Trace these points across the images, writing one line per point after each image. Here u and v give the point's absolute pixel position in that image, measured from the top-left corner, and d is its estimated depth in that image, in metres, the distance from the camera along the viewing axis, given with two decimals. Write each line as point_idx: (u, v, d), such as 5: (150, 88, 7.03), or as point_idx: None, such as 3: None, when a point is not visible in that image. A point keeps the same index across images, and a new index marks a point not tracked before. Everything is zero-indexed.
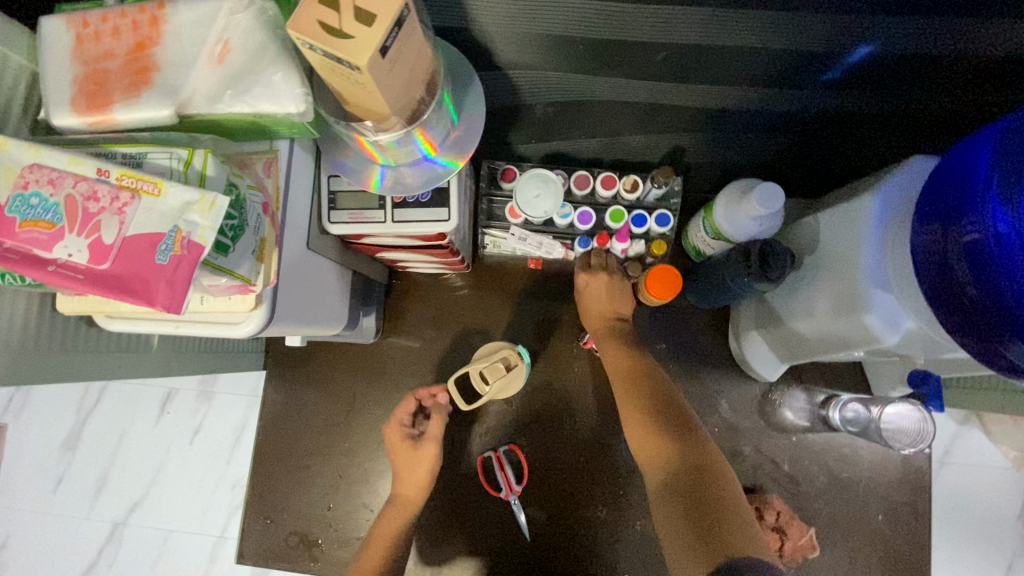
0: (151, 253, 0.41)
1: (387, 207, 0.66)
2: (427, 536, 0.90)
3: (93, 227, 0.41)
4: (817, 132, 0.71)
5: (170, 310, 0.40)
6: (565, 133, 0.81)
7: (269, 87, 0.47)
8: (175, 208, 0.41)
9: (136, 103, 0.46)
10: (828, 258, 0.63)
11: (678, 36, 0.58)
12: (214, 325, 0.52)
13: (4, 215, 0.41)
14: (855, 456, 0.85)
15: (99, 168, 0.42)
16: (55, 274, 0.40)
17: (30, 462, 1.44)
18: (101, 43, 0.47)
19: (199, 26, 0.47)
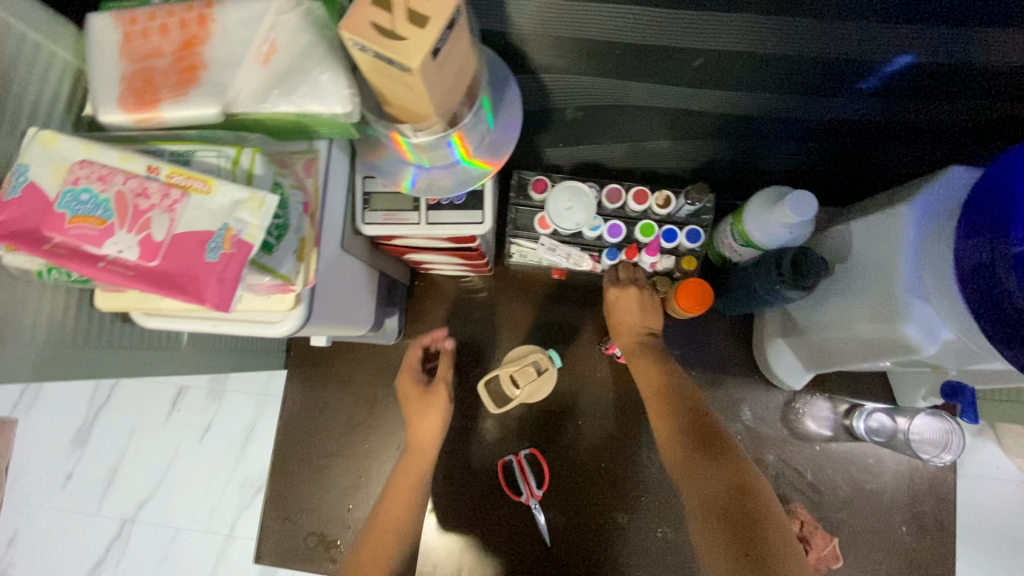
0: (200, 250, 0.41)
1: (421, 210, 0.66)
2: (447, 539, 0.90)
3: (143, 223, 0.41)
4: (847, 141, 0.71)
5: (220, 309, 0.40)
6: (592, 138, 0.81)
7: (316, 87, 0.47)
8: (225, 206, 0.41)
9: (183, 102, 0.46)
10: (861, 267, 0.63)
11: (717, 43, 0.58)
12: (253, 324, 0.53)
13: (54, 210, 0.41)
14: (879, 466, 0.84)
15: (149, 165, 0.43)
16: (105, 270, 0.40)
17: (41, 457, 1.45)
18: (148, 41, 0.47)
19: (247, 25, 0.47)
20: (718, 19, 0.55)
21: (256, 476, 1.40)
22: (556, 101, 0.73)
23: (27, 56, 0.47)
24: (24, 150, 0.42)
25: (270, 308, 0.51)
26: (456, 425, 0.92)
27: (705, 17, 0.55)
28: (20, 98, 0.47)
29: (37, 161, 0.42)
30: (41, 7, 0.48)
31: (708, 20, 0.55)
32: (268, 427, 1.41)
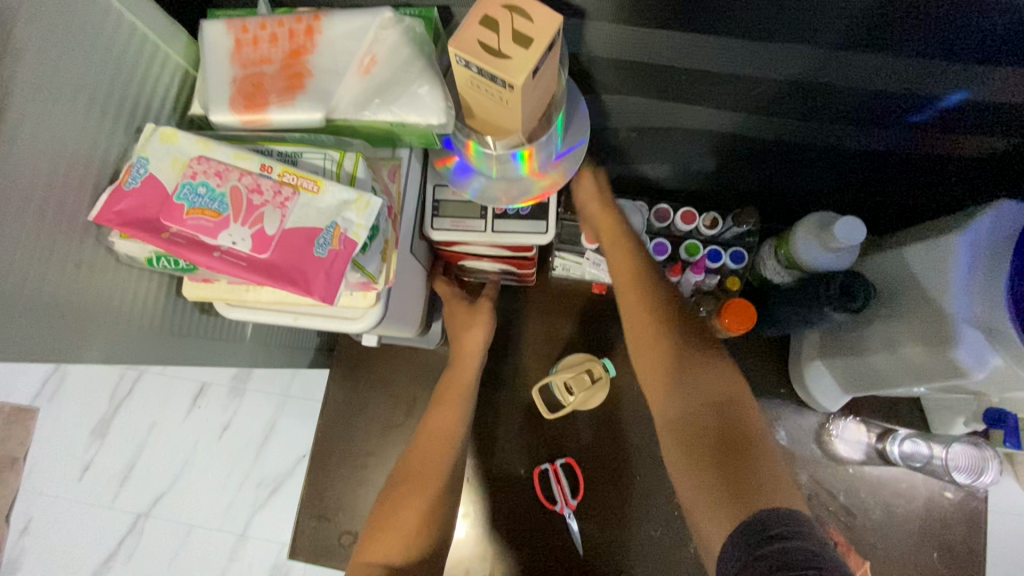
0: (310, 245, 0.43)
1: (487, 218, 0.68)
2: (479, 545, 0.90)
3: (256, 218, 0.44)
4: (891, 169, 0.73)
5: (326, 301, 0.43)
6: (641, 158, 0.84)
7: (414, 98, 0.50)
8: (333, 206, 0.44)
9: (290, 106, 0.49)
10: (909, 296, 0.66)
11: (778, 72, 0.59)
12: (332, 318, 0.55)
13: (173, 201, 0.44)
14: (912, 491, 0.85)
15: (261, 163, 0.45)
16: (219, 260, 0.43)
17: (61, 447, 1.47)
18: (258, 49, 0.51)
19: (351, 39, 0.51)
20: (790, 50, 0.56)
21: (272, 476, 1.40)
22: (612, 122, 0.76)
23: (145, 57, 0.51)
24: (145, 144, 0.45)
25: (351, 304, 0.54)
26: (492, 430, 0.94)
27: (769, 51, 0.56)
28: (135, 96, 0.50)
29: (157, 155, 0.45)
30: (160, 13, 0.52)
31: (778, 50, 0.56)
32: (287, 428, 1.42)
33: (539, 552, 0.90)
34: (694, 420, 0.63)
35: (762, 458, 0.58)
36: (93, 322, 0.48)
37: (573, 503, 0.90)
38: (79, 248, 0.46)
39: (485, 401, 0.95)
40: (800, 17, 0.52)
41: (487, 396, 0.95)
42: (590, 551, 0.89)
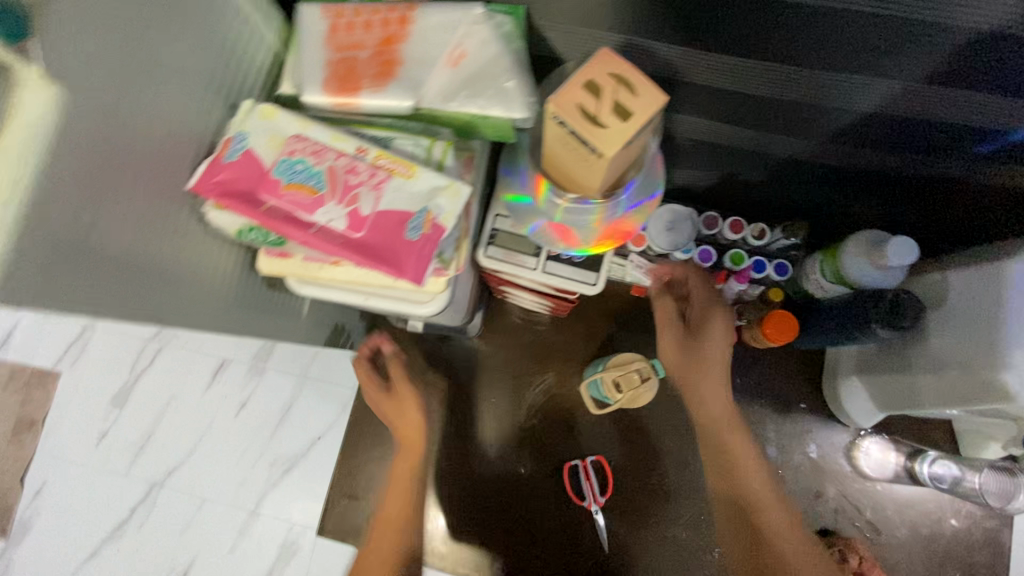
0: (402, 228, 0.46)
1: (540, 257, 0.67)
2: (506, 534, 0.93)
3: (352, 197, 0.46)
4: (948, 202, 0.73)
5: (415, 281, 0.45)
6: (693, 167, 0.84)
7: (501, 92, 0.51)
8: (425, 191, 0.47)
9: (382, 91, 0.51)
10: (956, 317, 0.68)
11: (850, 102, 0.61)
12: (402, 302, 0.57)
13: (271, 176, 0.46)
14: (939, 511, 0.86)
15: (358, 145, 0.47)
16: (315, 236, 0.45)
17: (84, 412, 1.48)
18: (352, 34, 0.52)
19: (442, 30, 0.52)
20: (863, 81, 0.57)
21: (285, 457, 1.37)
22: (671, 132, 0.77)
23: (246, 38, 0.52)
24: (244, 119, 0.47)
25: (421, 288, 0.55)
26: (503, 426, 0.96)
27: (847, 80, 0.58)
28: (234, 75, 0.51)
29: (255, 130, 0.46)
30: None
31: (855, 80, 0.57)
32: (301, 410, 1.39)
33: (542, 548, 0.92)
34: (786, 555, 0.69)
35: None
36: (190, 294, 0.50)
37: (602, 500, 0.91)
38: (182, 222, 0.48)
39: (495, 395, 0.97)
40: (882, 51, 0.53)
41: (522, 390, 0.97)
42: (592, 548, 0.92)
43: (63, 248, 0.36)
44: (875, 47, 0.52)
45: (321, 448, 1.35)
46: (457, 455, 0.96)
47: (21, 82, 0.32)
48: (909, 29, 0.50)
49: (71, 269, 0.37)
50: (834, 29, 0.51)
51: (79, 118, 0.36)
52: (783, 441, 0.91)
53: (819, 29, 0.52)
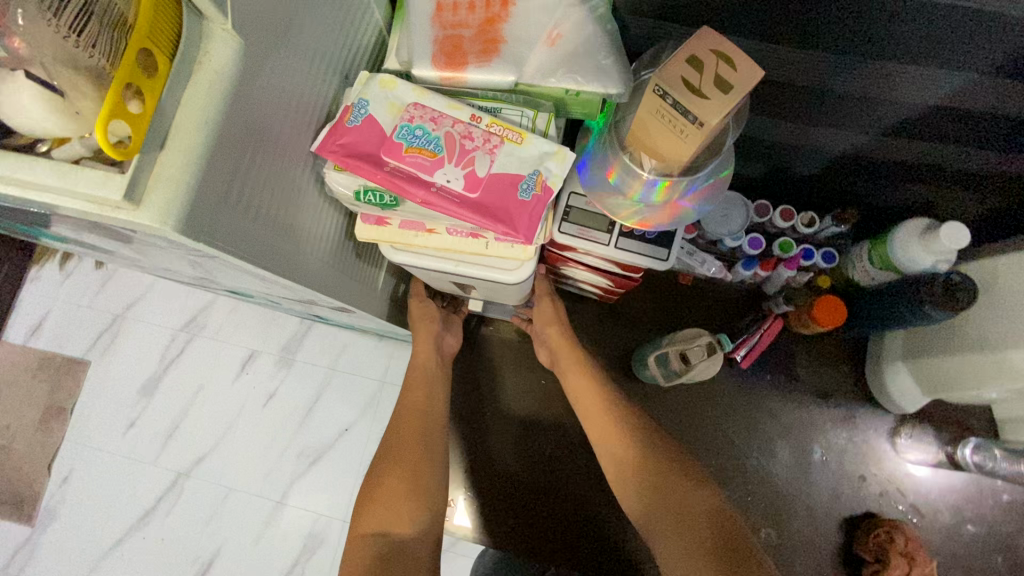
0: (515, 189, 0.49)
1: (613, 234, 0.70)
2: (562, 512, 0.97)
3: (468, 160, 0.49)
4: (999, 190, 0.75)
5: (528, 239, 0.49)
6: (746, 159, 0.86)
7: (601, 69, 0.55)
8: (535, 156, 0.50)
9: (487, 67, 0.54)
10: (1009, 296, 0.72)
11: (916, 96, 0.62)
12: (490, 270, 0.60)
13: (392, 139, 0.49)
14: (979, 494, 0.90)
15: (472, 114, 0.51)
16: (435, 194, 0.48)
17: (106, 402, 1.43)
18: (457, 14, 0.55)
19: (543, 11, 0.55)
20: (933, 75, 0.59)
21: (314, 447, 1.37)
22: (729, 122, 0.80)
23: (362, 15, 0.56)
24: (365, 88, 0.50)
25: (511, 256, 0.57)
26: (528, 411, 1.01)
27: (916, 74, 0.59)
28: (349, 51, 0.55)
29: (376, 98, 0.50)
30: None
31: (924, 74, 0.59)
32: (334, 399, 1.39)
33: (573, 528, 0.97)
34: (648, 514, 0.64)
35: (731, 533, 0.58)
36: (305, 255, 0.53)
37: None
38: (304, 186, 0.51)
39: (518, 381, 1.02)
40: (956, 46, 0.54)
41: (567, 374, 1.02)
42: (603, 536, 0.96)
43: (237, 199, 0.40)
44: (949, 43, 0.54)
45: (348, 440, 1.36)
46: (473, 445, 1.00)
47: (206, 34, 0.35)
48: (989, 25, 0.51)
49: (235, 219, 0.40)
50: (912, 25, 0.53)
51: (259, 79, 0.39)
52: (827, 426, 0.93)
53: (896, 24, 0.53)
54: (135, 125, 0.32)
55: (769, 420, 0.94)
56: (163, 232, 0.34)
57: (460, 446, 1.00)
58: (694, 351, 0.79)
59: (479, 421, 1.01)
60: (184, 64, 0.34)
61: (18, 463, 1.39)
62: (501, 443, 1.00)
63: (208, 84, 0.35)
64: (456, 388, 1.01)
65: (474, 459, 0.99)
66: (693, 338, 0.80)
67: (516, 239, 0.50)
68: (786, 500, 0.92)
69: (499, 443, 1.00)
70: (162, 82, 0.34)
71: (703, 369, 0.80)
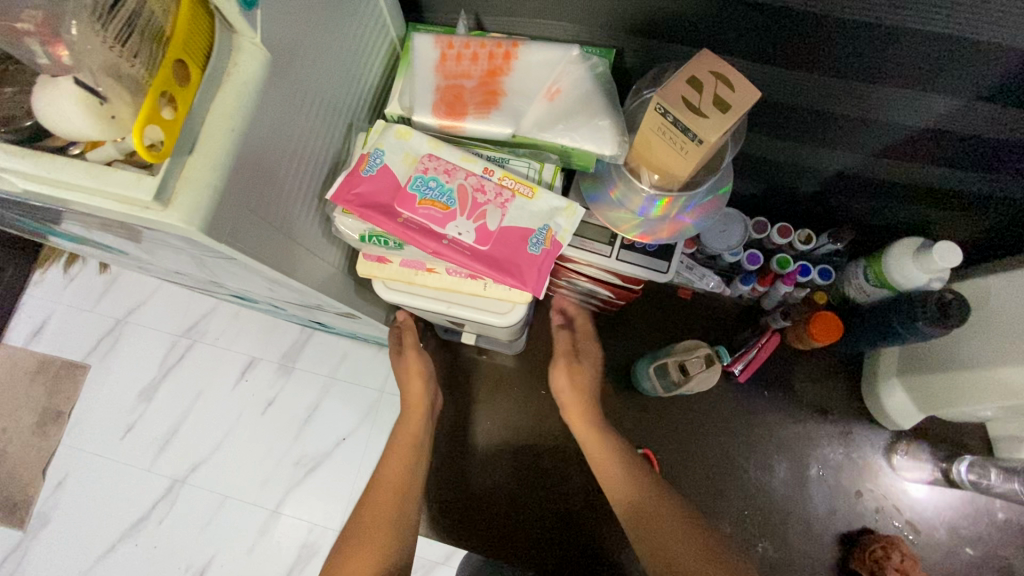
0: (525, 243, 0.50)
1: (614, 246, 0.72)
2: (564, 525, 0.98)
3: (480, 214, 0.50)
4: (992, 213, 0.77)
5: (535, 292, 0.50)
6: (745, 178, 0.89)
7: (596, 129, 0.56)
8: (545, 211, 0.51)
9: (485, 119, 0.56)
10: (1001, 315, 0.74)
11: (912, 119, 0.65)
12: (484, 312, 0.60)
13: (407, 190, 0.50)
14: (975, 513, 0.90)
15: (484, 167, 0.52)
16: (448, 247, 0.49)
17: (104, 407, 1.43)
18: (461, 64, 0.58)
19: (545, 67, 0.58)
20: (925, 99, 0.61)
21: (310, 456, 1.36)
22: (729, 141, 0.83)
23: (380, 34, 0.58)
24: (380, 138, 0.51)
25: (507, 298, 0.58)
26: (528, 423, 1.01)
27: (909, 98, 0.62)
28: (367, 66, 0.57)
29: (391, 148, 0.51)
30: None
31: (917, 98, 0.61)
32: (332, 409, 1.39)
33: (577, 545, 0.97)
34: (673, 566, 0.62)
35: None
36: (320, 262, 0.55)
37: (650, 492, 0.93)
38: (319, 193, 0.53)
39: (519, 391, 1.03)
40: (948, 70, 0.56)
41: None
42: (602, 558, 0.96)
43: (256, 212, 0.41)
44: (939, 68, 0.57)
45: (344, 450, 1.36)
46: (450, 479, 0.99)
47: (235, 46, 0.37)
48: (977, 52, 0.53)
49: (255, 229, 0.42)
50: (905, 51, 0.55)
51: (279, 87, 0.41)
52: (823, 441, 0.94)
53: (889, 51, 0.56)
54: (169, 131, 0.34)
55: (766, 434, 0.95)
56: (187, 232, 0.36)
57: (459, 455, 1.00)
58: (692, 362, 0.80)
59: (456, 453, 1.00)
60: (214, 74, 0.36)
61: (12, 468, 1.39)
62: (482, 471, 1.00)
63: (235, 93, 0.37)
64: (455, 398, 1.02)
65: (451, 489, 0.99)
66: (692, 349, 0.82)
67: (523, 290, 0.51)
68: (783, 514, 0.92)
69: (489, 459, 1.00)
70: (194, 89, 0.36)
71: (701, 379, 0.80)
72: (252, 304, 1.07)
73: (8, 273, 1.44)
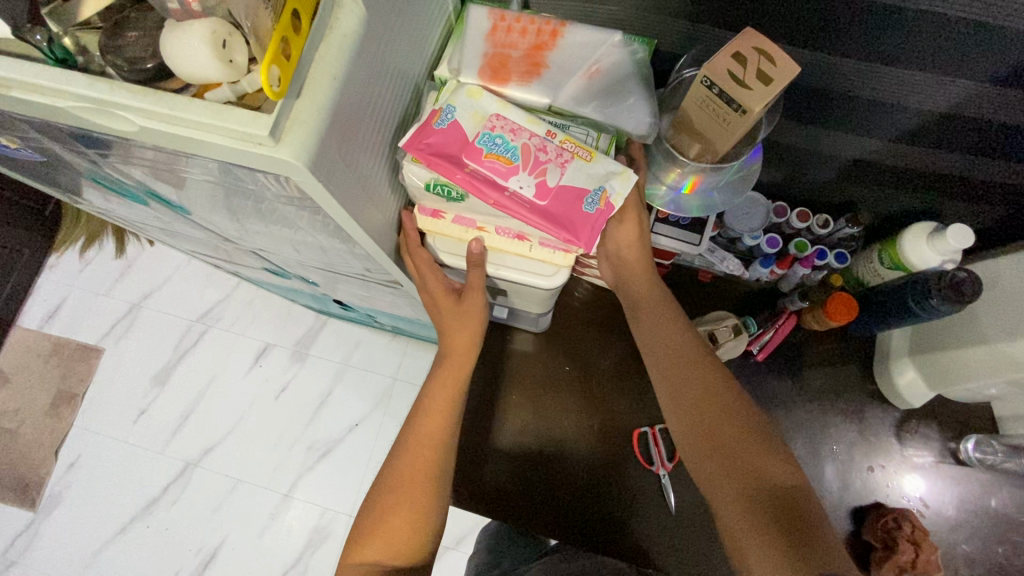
0: (580, 202, 0.54)
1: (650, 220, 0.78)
2: (586, 504, 0.97)
3: (541, 170, 0.54)
4: (999, 200, 0.82)
5: (587, 248, 0.54)
6: (767, 165, 0.93)
7: (628, 109, 0.61)
8: (602, 173, 0.55)
9: (527, 87, 0.60)
10: (1009, 292, 0.78)
11: (931, 103, 0.69)
12: (526, 274, 0.65)
13: (475, 144, 0.54)
14: (981, 491, 0.94)
15: (548, 129, 0.56)
16: (510, 199, 0.53)
17: (119, 390, 1.45)
18: (510, 35, 0.61)
19: (587, 48, 0.61)
20: (944, 82, 0.65)
21: (325, 439, 1.38)
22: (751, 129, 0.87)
23: (441, 8, 0.62)
24: (453, 96, 0.56)
25: (551, 261, 0.63)
26: (552, 399, 1.02)
27: (930, 82, 0.66)
28: (429, 39, 0.61)
29: (462, 105, 0.55)
30: None
31: (938, 81, 0.65)
32: (345, 395, 1.41)
33: (597, 522, 0.96)
34: (748, 504, 0.59)
35: (824, 526, 0.58)
36: (381, 218, 0.58)
37: (669, 465, 0.96)
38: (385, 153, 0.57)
39: (541, 370, 1.04)
40: (967, 53, 0.61)
41: (587, 363, 1.04)
42: (627, 541, 0.95)
43: (345, 156, 0.45)
44: (959, 52, 0.61)
45: (359, 434, 1.38)
46: (471, 457, 0.99)
47: (338, 3, 0.41)
48: (996, 35, 0.58)
49: (342, 174, 0.45)
50: (927, 35, 0.60)
51: (371, 43, 0.45)
52: (835, 420, 0.98)
53: (913, 34, 0.60)
54: (284, 72, 0.37)
55: (781, 413, 0.98)
56: (294, 168, 0.39)
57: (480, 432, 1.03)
58: (721, 332, 0.85)
59: (480, 431, 1.00)
60: (319, 26, 0.40)
61: (27, 448, 1.41)
62: (503, 449, 1.00)
63: (337, 44, 0.40)
64: (481, 374, 1.03)
65: (467, 467, 0.98)
66: (720, 320, 0.87)
67: (575, 245, 0.55)
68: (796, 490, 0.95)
69: (515, 436, 1.00)
70: (303, 38, 0.39)
71: (729, 349, 0.85)
72: (280, 279, 1.11)
73: (26, 256, 1.46)
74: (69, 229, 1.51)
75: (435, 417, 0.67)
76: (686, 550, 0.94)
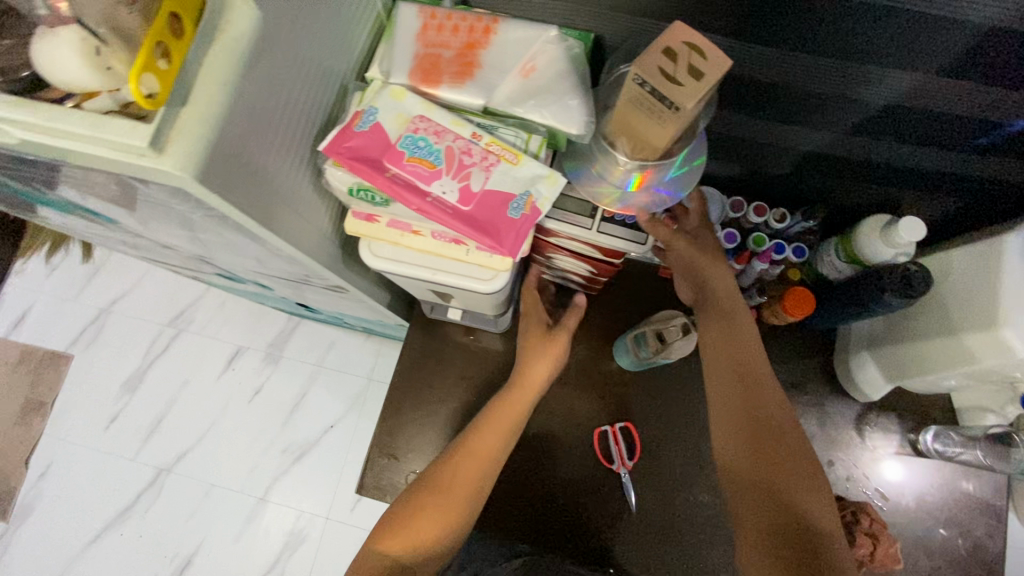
0: (505, 208, 0.53)
1: (596, 219, 0.73)
2: (551, 504, 0.96)
3: (465, 175, 0.53)
4: (952, 191, 0.82)
5: (512, 254, 0.52)
6: (723, 159, 0.92)
7: (564, 108, 0.58)
8: (528, 177, 0.54)
9: (459, 88, 0.58)
10: (958, 286, 0.77)
11: (875, 96, 0.68)
12: (463, 279, 0.63)
13: (396, 147, 0.52)
14: (941, 481, 0.94)
15: (473, 132, 0.55)
16: (431, 204, 0.51)
17: (90, 397, 1.42)
18: (441, 34, 0.60)
19: (522, 45, 0.60)
20: (886, 74, 0.65)
21: (299, 443, 1.37)
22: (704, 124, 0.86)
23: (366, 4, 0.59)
24: (375, 97, 0.54)
25: (488, 265, 0.61)
26: None
27: (873, 74, 0.65)
28: (355, 36, 0.59)
29: (385, 107, 0.54)
30: None
31: (880, 73, 0.65)
32: (318, 397, 1.40)
33: (560, 523, 0.95)
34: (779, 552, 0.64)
35: None
36: (307, 224, 0.56)
37: (630, 463, 0.96)
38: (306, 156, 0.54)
39: None
40: (905, 44, 0.60)
41: None
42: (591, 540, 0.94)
43: (248, 165, 0.43)
44: (897, 43, 0.60)
45: (333, 437, 1.37)
46: None
47: (227, 4, 0.39)
48: (932, 25, 0.57)
49: (245, 183, 0.43)
50: (865, 26, 0.59)
51: (270, 44, 0.43)
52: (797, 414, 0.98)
53: (850, 26, 0.59)
54: (162, 79, 0.36)
55: None
56: (181, 179, 0.37)
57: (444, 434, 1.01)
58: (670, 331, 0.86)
59: None
60: (204, 29, 0.38)
61: None
62: None
63: (224, 47, 0.38)
64: None
65: None
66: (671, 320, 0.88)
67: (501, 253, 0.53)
68: None
69: None
70: (186, 42, 0.37)
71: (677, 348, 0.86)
72: (238, 284, 1.08)
73: None
74: (34, 234, 1.47)
75: (492, 434, 0.75)
76: (650, 547, 0.94)
